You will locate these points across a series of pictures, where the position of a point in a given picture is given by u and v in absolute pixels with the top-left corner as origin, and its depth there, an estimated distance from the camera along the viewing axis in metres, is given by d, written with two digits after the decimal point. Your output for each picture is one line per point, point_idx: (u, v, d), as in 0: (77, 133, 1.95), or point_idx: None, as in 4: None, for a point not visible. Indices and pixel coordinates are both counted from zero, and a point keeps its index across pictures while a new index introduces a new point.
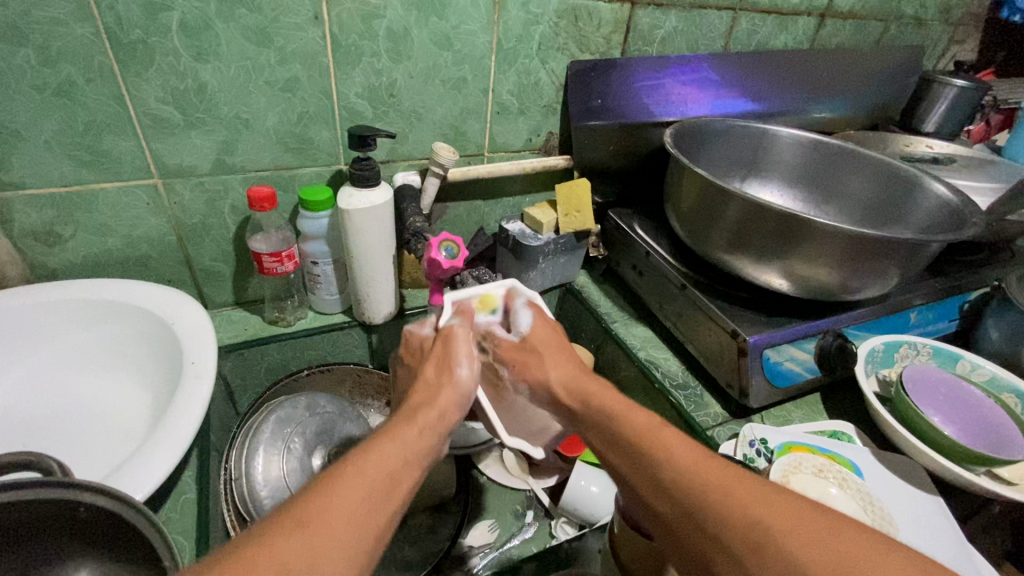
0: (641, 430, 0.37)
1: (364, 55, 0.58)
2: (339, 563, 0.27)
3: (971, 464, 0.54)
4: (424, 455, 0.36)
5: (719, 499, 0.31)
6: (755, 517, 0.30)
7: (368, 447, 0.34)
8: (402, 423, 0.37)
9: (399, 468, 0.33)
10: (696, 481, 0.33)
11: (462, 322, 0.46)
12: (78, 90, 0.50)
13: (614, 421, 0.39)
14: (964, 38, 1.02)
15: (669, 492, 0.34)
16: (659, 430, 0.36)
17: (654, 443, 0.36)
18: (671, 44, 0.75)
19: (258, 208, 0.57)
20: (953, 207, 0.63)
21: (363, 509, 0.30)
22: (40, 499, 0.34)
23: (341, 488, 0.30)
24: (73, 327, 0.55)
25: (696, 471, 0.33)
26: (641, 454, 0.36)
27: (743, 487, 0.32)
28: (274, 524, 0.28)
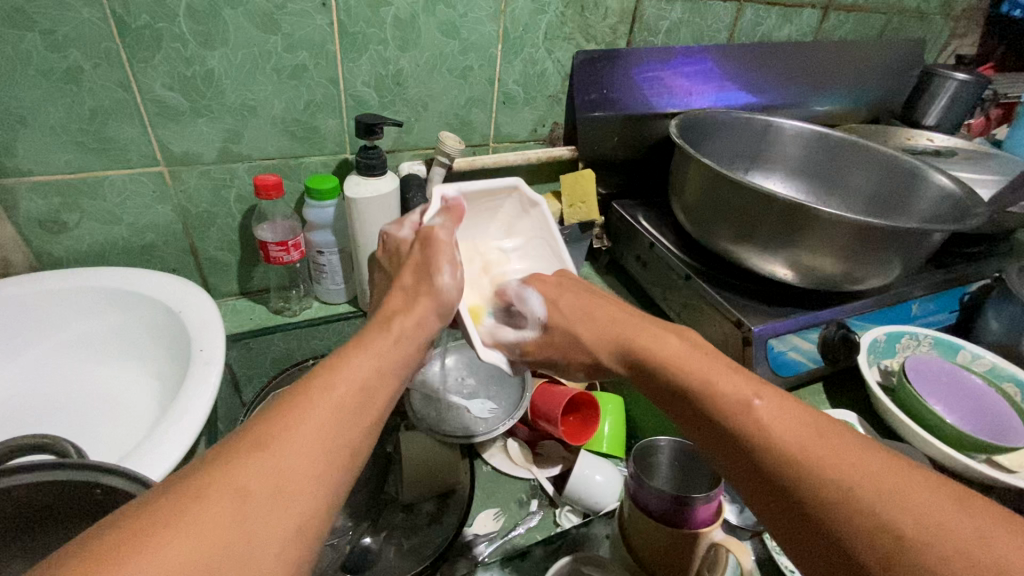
0: (732, 402, 0.35)
1: (371, 43, 0.58)
2: (308, 481, 0.27)
3: (972, 451, 0.54)
4: (400, 365, 0.35)
5: (834, 492, 0.29)
6: (885, 516, 0.28)
7: (338, 363, 0.33)
8: (377, 333, 0.36)
9: (372, 379, 0.33)
10: (809, 465, 0.30)
11: (446, 223, 0.43)
12: (84, 76, 0.49)
13: (703, 391, 0.36)
14: (964, 32, 1.02)
15: (777, 479, 0.31)
16: (755, 403, 0.34)
17: (755, 424, 0.33)
18: (676, 35, 0.75)
19: (265, 196, 0.57)
20: (956, 199, 0.64)
21: (330, 426, 0.29)
22: (56, 482, 0.35)
23: (308, 408, 0.29)
24: (80, 315, 0.55)
25: (812, 457, 0.31)
26: (741, 438, 0.33)
27: (870, 479, 0.29)
28: (234, 447, 0.27)
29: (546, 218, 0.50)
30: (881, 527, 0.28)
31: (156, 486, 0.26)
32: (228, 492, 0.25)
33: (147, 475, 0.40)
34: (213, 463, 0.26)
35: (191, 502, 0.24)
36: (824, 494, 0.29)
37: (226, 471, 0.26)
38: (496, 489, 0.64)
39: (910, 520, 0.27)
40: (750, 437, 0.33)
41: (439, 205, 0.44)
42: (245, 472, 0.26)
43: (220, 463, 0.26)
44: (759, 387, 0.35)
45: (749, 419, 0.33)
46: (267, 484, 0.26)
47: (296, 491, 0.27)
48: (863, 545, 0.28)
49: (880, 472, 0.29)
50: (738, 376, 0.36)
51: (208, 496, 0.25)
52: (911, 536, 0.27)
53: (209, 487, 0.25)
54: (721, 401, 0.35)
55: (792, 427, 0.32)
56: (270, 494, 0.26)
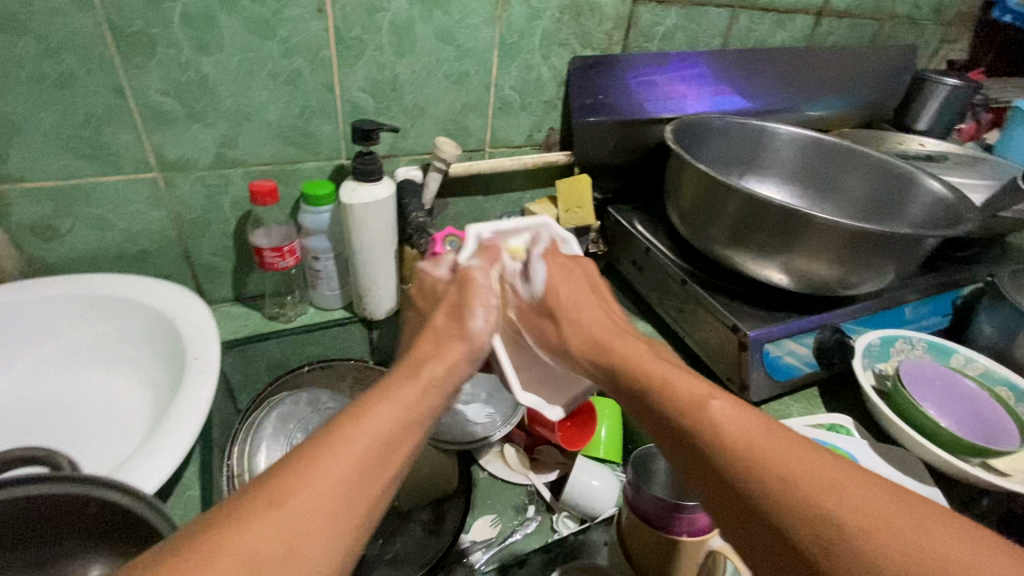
0: (688, 401, 0.35)
1: (367, 49, 0.58)
2: (320, 547, 0.26)
3: (967, 455, 0.55)
4: (428, 415, 0.35)
5: (773, 481, 0.30)
6: (819, 506, 0.28)
7: (361, 412, 0.32)
8: (407, 378, 0.35)
9: (396, 433, 0.32)
10: (749, 451, 0.31)
11: (483, 264, 0.43)
12: (78, 81, 0.49)
13: (655, 388, 0.37)
14: (955, 38, 1.03)
15: (720, 470, 0.32)
16: (709, 401, 0.34)
17: (700, 417, 0.34)
18: (671, 41, 0.76)
19: (261, 202, 0.57)
20: (949, 204, 0.64)
21: (349, 487, 0.28)
22: (47, 494, 0.34)
23: (328, 466, 0.28)
24: (72, 322, 0.54)
25: (750, 444, 0.31)
26: (691, 435, 0.34)
27: (810, 466, 0.30)
28: (250, 505, 0.26)
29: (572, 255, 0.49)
30: (815, 515, 0.28)
31: (165, 542, 0.25)
32: (239, 562, 0.24)
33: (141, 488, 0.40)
34: (225, 526, 0.25)
35: (196, 572, 0.23)
36: (763, 481, 0.30)
37: (235, 534, 0.25)
38: (494, 495, 0.63)
39: (844, 506, 0.28)
40: (701, 435, 0.33)
41: (474, 244, 0.44)
42: (260, 538, 0.25)
43: (233, 523, 0.25)
44: (718, 390, 0.35)
45: (700, 417, 0.34)
46: (279, 550, 0.25)
47: (309, 558, 0.26)
48: (809, 540, 0.28)
49: (817, 463, 0.30)
50: (696, 379, 0.37)
51: (221, 568, 0.23)
52: (848, 526, 0.27)
53: (220, 555, 0.24)
54: (675, 399, 0.36)
55: (741, 421, 0.33)
56: (283, 563, 0.25)
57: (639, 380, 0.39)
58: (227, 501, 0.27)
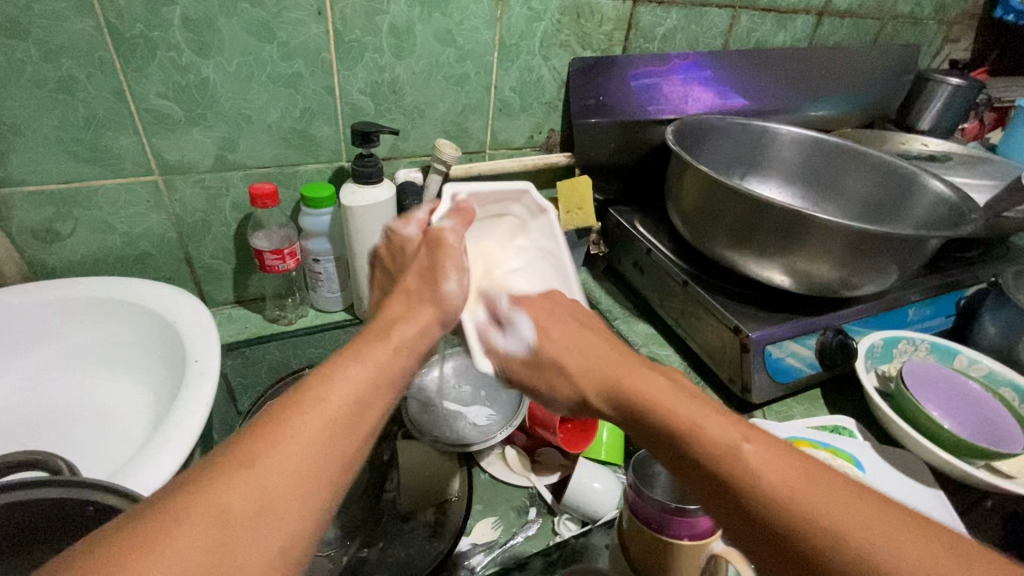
0: (717, 444, 0.32)
1: (367, 51, 0.58)
2: (294, 500, 0.26)
3: (971, 457, 0.54)
4: (400, 373, 0.34)
5: (822, 538, 0.28)
6: (856, 547, 0.27)
7: (330, 372, 0.32)
8: (376, 341, 0.35)
9: (367, 392, 0.32)
10: (795, 504, 0.29)
11: (456, 226, 0.44)
12: (78, 85, 0.49)
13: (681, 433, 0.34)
14: (958, 37, 1.03)
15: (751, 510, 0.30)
16: (746, 446, 0.31)
17: (733, 462, 0.31)
18: (672, 41, 0.75)
19: (261, 205, 0.57)
20: (952, 204, 0.64)
21: (319, 444, 0.28)
22: (47, 498, 0.34)
23: (299, 422, 0.28)
24: (75, 326, 0.55)
25: (785, 490, 0.29)
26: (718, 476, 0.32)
27: (857, 518, 0.28)
28: (222, 462, 0.26)
29: (553, 227, 0.49)
30: (870, 573, 0.27)
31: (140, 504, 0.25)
32: (209, 512, 0.24)
33: (139, 491, 0.40)
34: (198, 482, 0.25)
35: (167, 528, 0.23)
36: (814, 537, 0.28)
37: (206, 492, 0.25)
38: (495, 497, 0.63)
39: (899, 562, 0.26)
40: (727, 473, 0.31)
41: (450, 205, 0.45)
42: (232, 492, 0.25)
43: (205, 478, 0.25)
44: (751, 432, 0.33)
45: (740, 468, 0.31)
46: (251, 503, 0.25)
47: (284, 511, 0.26)
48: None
49: (852, 503, 0.29)
50: (723, 417, 0.34)
51: (192, 521, 0.24)
52: (889, 568, 0.26)
53: (191, 508, 0.24)
54: (703, 440, 0.33)
55: (774, 465, 0.30)
56: (255, 515, 0.25)
57: (664, 424, 0.35)
58: (201, 462, 0.27)
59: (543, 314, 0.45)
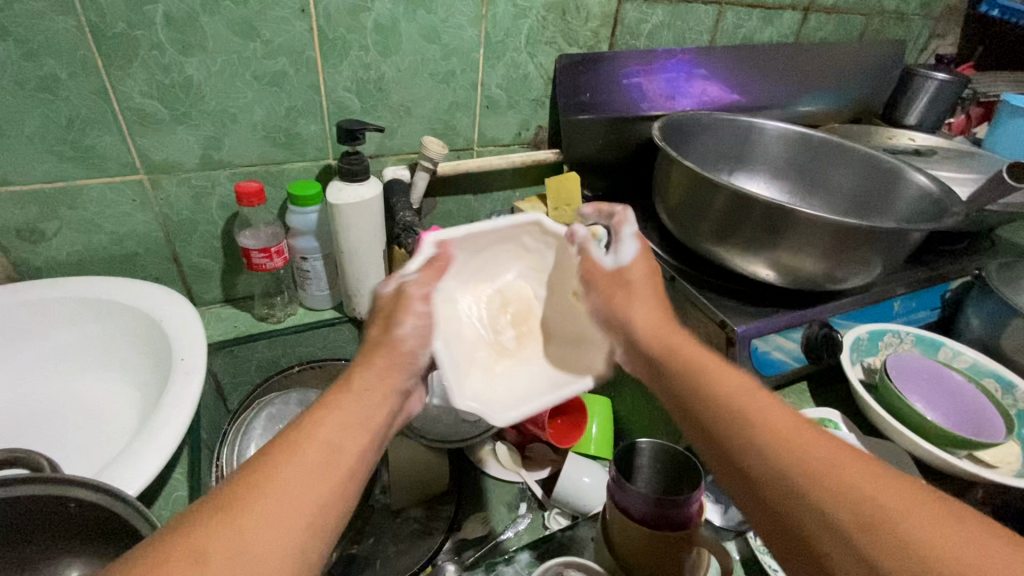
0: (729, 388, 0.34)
1: (352, 49, 0.58)
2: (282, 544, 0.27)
3: (954, 448, 0.55)
4: (374, 413, 0.34)
5: (808, 476, 0.28)
6: (850, 486, 0.27)
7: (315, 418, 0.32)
8: (350, 385, 0.35)
9: (342, 433, 0.32)
10: (776, 432, 0.31)
11: (426, 280, 0.40)
12: (61, 84, 0.49)
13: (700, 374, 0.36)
14: (944, 32, 1.04)
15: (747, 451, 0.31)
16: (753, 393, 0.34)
17: (742, 403, 0.33)
18: (658, 38, 0.76)
19: (247, 203, 0.57)
20: (935, 197, 0.64)
21: (291, 490, 0.28)
22: (27, 496, 0.34)
23: (283, 468, 0.29)
24: (59, 326, 0.55)
25: (786, 431, 0.31)
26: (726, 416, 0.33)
27: (846, 463, 0.28)
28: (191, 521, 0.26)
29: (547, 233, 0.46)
30: (852, 503, 0.27)
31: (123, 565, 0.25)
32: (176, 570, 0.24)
33: (124, 489, 0.40)
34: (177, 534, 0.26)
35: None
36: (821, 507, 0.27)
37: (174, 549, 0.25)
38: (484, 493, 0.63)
39: (864, 486, 0.27)
40: (739, 418, 0.32)
41: (429, 252, 0.41)
42: (214, 544, 0.25)
43: (187, 531, 0.26)
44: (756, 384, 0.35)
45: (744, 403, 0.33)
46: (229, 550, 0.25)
47: (256, 560, 0.26)
48: (832, 527, 0.27)
49: (850, 454, 0.29)
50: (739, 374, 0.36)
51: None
52: (875, 505, 0.26)
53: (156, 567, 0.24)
54: (719, 386, 0.35)
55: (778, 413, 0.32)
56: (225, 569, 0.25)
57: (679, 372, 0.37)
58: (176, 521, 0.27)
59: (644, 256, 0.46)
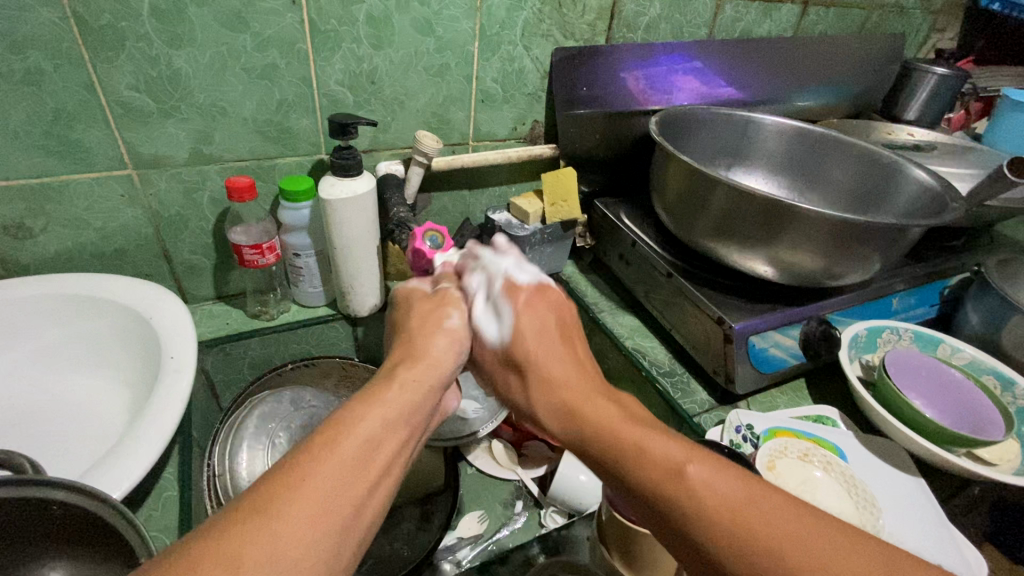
0: (664, 469, 0.32)
1: (344, 41, 0.57)
2: (321, 552, 0.26)
3: (951, 445, 0.54)
4: (412, 411, 0.35)
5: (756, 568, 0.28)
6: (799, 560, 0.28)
7: (345, 416, 0.32)
8: (389, 382, 0.36)
9: (385, 430, 0.32)
10: (725, 521, 0.29)
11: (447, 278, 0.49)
12: (45, 77, 0.48)
13: (627, 453, 0.33)
14: (944, 27, 1.03)
15: (700, 546, 0.30)
16: (687, 466, 0.31)
17: (682, 491, 0.31)
18: (656, 31, 0.75)
19: (238, 199, 0.56)
20: (935, 193, 0.64)
21: (339, 482, 0.29)
22: (12, 499, 0.34)
23: (333, 460, 0.29)
24: (44, 323, 0.54)
25: (737, 514, 0.29)
26: (666, 503, 0.31)
27: (787, 526, 0.29)
28: (246, 504, 0.26)
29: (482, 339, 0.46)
30: None
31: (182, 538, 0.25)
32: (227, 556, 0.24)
33: (107, 492, 0.39)
34: (210, 538, 0.25)
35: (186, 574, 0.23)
36: None
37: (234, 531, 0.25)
38: (479, 492, 0.63)
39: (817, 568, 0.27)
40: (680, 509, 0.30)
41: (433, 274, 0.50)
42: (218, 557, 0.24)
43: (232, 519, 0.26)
44: (694, 450, 0.32)
45: (681, 485, 0.31)
46: (269, 558, 0.25)
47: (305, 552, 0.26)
48: None
49: (791, 516, 0.29)
50: (671, 438, 0.33)
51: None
52: None
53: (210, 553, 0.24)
54: (653, 467, 0.32)
55: (721, 483, 0.30)
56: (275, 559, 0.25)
57: (607, 442, 0.35)
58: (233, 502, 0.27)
59: (536, 318, 0.43)
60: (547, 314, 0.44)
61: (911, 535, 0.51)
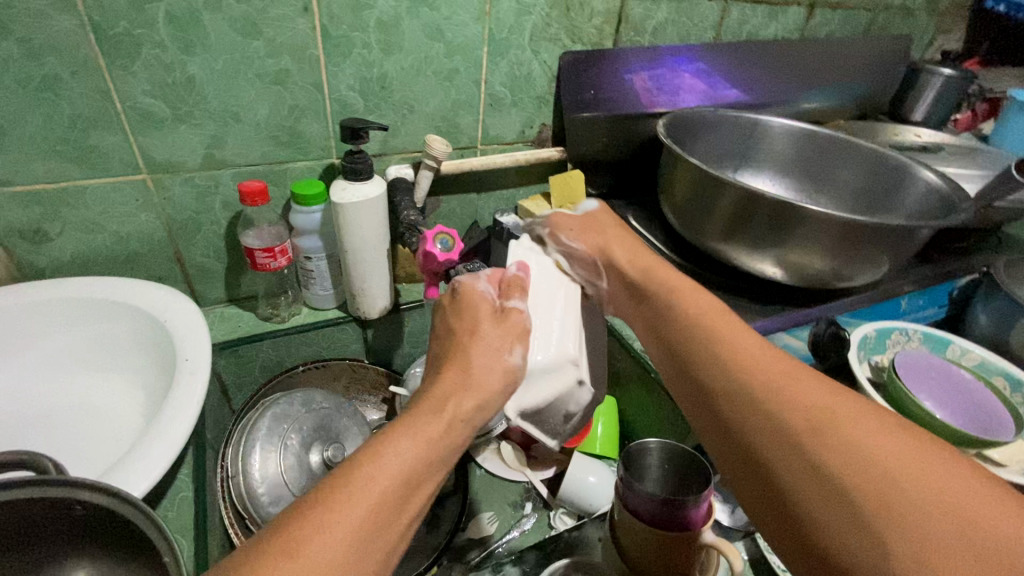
0: (719, 326, 0.41)
1: (355, 47, 0.58)
2: None
3: (963, 446, 0.54)
4: (445, 452, 0.34)
5: (770, 393, 0.35)
6: (802, 395, 0.35)
7: (374, 453, 0.31)
8: (428, 415, 0.34)
9: (415, 474, 0.31)
10: (752, 361, 0.37)
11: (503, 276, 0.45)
12: (63, 84, 0.49)
13: (687, 311, 0.43)
14: (950, 28, 1.03)
15: (729, 373, 0.38)
16: (742, 332, 0.40)
17: (727, 335, 0.40)
18: (663, 34, 0.75)
19: (251, 203, 0.57)
20: (943, 194, 0.64)
21: (363, 529, 0.28)
22: (36, 500, 0.34)
23: (358, 508, 0.29)
24: (61, 326, 0.54)
25: (764, 362, 0.37)
26: (713, 339, 0.40)
27: (806, 382, 0.36)
28: (267, 547, 0.27)
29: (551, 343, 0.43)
30: (811, 413, 0.34)
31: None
32: None
33: (128, 492, 0.40)
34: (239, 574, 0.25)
35: None
36: (778, 410, 0.34)
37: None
38: (489, 493, 0.63)
39: (823, 412, 0.34)
40: (719, 345, 0.39)
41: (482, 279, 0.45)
42: None
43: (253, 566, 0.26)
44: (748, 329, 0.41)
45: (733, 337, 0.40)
46: None
47: None
48: (788, 424, 0.34)
49: (813, 381, 0.36)
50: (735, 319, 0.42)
51: None
52: (832, 420, 0.33)
53: None
54: (714, 323, 0.41)
55: (764, 350, 0.38)
56: None
57: (672, 301, 0.45)
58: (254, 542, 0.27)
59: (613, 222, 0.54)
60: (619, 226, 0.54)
61: None
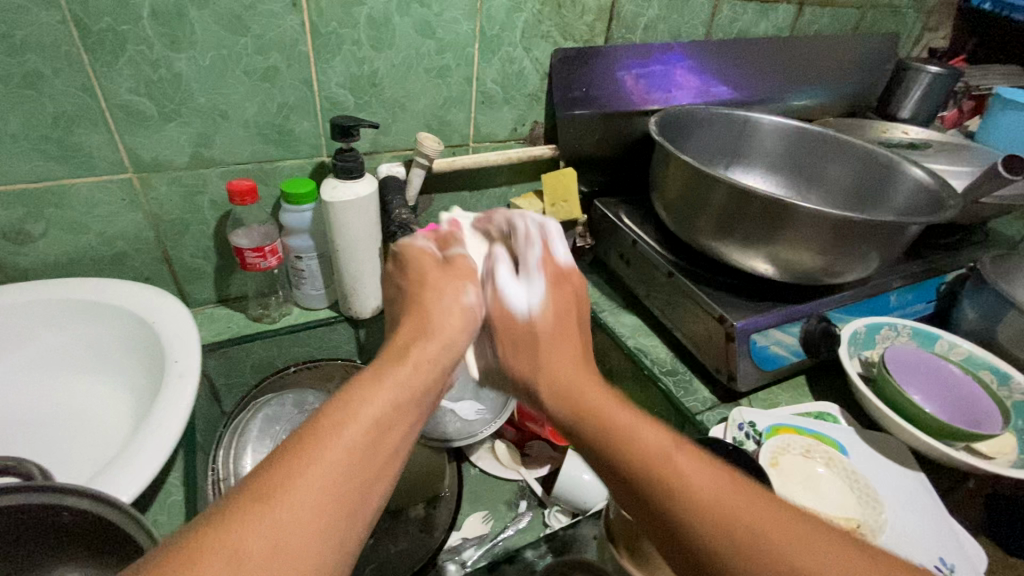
0: (644, 450, 0.33)
1: (344, 44, 0.57)
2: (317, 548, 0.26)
3: (950, 439, 0.55)
4: (419, 394, 0.34)
5: (718, 535, 0.29)
6: (751, 532, 0.29)
7: (347, 399, 0.32)
8: (397, 361, 0.35)
9: (390, 415, 0.32)
10: (688, 494, 0.31)
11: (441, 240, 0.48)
12: (45, 81, 0.48)
13: (607, 426, 0.35)
14: (937, 26, 1.04)
15: (668, 516, 0.31)
16: (673, 455, 0.32)
17: (659, 465, 0.32)
18: (654, 31, 0.75)
19: (240, 202, 0.56)
20: (931, 191, 0.64)
21: (343, 467, 0.29)
22: (22, 505, 0.34)
23: (335, 447, 0.29)
24: (45, 329, 0.53)
25: (711, 499, 0.30)
26: (636, 469, 0.33)
27: (755, 511, 0.30)
28: (239, 496, 0.26)
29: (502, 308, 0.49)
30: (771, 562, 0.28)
31: (178, 532, 0.25)
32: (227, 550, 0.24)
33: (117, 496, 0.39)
34: (216, 523, 0.25)
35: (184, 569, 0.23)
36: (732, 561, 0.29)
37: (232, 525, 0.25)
38: (483, 492, 0.63)
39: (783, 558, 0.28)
40: (648, 475, 0.32)
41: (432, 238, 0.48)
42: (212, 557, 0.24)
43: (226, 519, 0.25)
44: (677, 439, 0.34)
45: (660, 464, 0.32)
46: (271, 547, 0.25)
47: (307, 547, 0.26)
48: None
49: (764, 508, 0.30)
50: (659, 426, 0.35)
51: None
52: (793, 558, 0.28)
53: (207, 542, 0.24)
54: (637, 447, 0.33)
55: (703, 474, 0.31)
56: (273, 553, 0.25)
57: (584, 408, 0.36)
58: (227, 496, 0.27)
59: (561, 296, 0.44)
60: (566, 299, 0.44)
61: (915, 530, 0.51)
